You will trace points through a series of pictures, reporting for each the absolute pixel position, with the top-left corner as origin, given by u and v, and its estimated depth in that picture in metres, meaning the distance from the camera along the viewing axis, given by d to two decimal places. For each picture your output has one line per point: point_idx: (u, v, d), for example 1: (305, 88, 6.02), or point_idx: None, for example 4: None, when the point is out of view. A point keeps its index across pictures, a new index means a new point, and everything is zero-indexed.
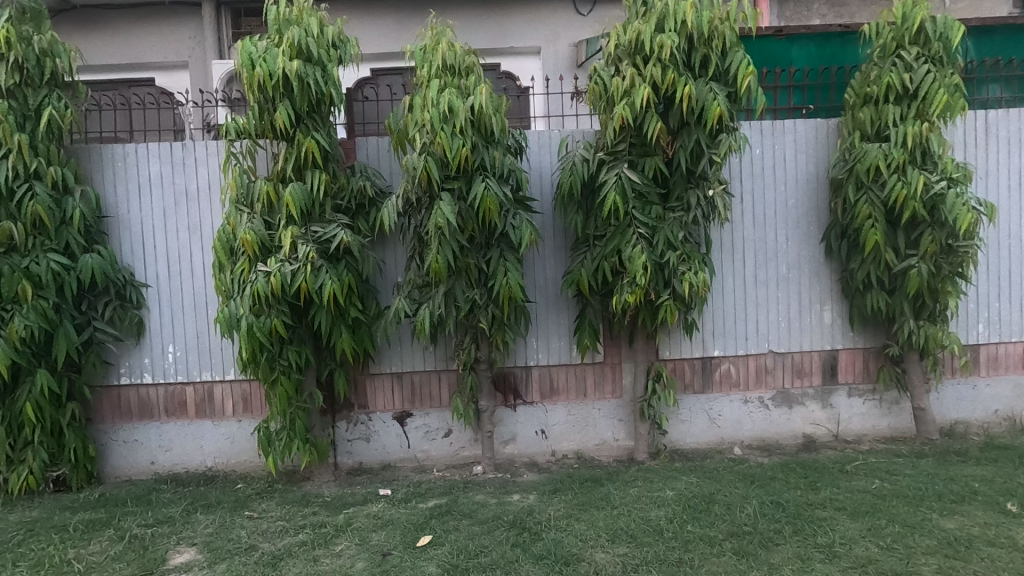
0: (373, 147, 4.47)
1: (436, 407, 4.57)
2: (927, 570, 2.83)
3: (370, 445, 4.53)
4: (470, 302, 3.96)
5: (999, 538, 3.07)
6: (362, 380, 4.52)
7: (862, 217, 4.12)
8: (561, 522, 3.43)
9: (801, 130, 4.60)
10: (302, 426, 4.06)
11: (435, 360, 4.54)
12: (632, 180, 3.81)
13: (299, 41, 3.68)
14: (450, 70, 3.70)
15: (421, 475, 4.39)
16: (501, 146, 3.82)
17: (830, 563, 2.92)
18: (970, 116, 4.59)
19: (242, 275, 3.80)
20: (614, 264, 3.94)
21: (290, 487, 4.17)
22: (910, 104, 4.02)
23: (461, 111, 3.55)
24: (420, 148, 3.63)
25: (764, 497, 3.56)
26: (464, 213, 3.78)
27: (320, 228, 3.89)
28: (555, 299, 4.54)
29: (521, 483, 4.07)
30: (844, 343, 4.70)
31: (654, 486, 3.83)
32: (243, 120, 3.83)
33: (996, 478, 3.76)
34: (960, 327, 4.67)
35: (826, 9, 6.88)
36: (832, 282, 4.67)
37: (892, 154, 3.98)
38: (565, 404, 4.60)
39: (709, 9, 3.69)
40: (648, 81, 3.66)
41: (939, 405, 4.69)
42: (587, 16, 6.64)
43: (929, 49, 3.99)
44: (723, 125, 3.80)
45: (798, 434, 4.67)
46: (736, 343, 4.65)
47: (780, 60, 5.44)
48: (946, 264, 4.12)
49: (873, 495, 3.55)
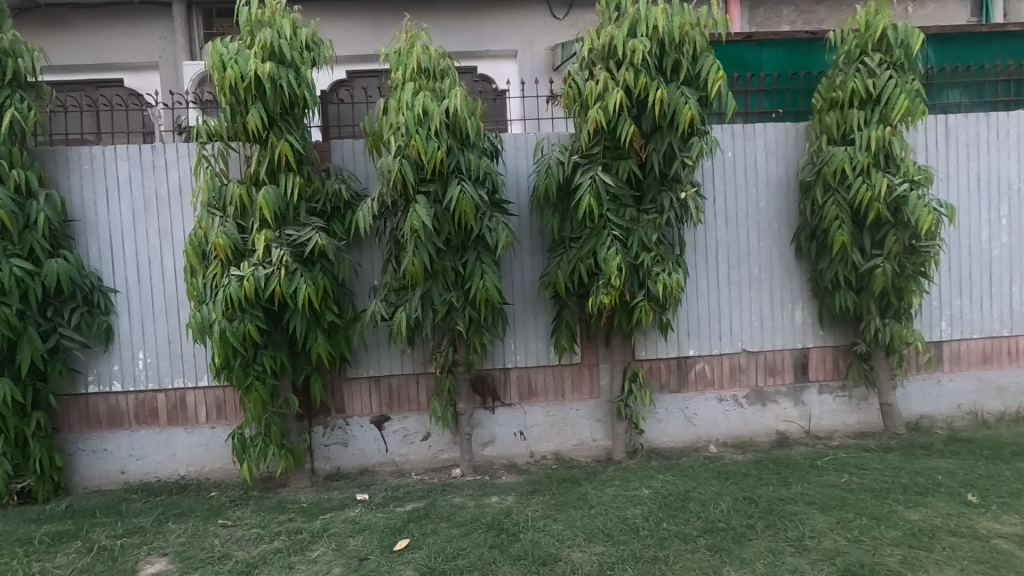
0: (348, 149, 4.45)
1: (414, 410, 4.55)
2: (893, 560, 2.91)
3: (348, 449, 4.49)
4: (447, 304, 3.96)
5: (960, 528, 3.17)
6: (340, 385, 4.50)
7: (830, 218, 4.25)
8: (539, 522, 3.45)
9: (771, 133, 4.70)
10: (278, 432, 4.01)
11: (413, 364, 4.53)
12: (607, 183, 3.86)
13: (272, 43, 3.64)
14: (424, 73, 3.70)
15: (400, 479, 4.37)
16: (477, 148, 3.83)
17: (800, 557, 2.98)
18: (931, 121, 4.75)
19: (214, 279, 3.75)
20: (590, 266, 3.98)
21: (266, 494, 4.11)
22: (873, 108, 4.14)
23: (436, 114, 3.56)
24: (395, 151, 3.63)
25: (738, 493, 3.63)
26: (440, 216, 3.78)
27: (294, 231, 3.85)
28: (533, 300, 4.57)
29: (500, 485, 4.08)
30: (814, 341, 4.82)
31: (631, 485, 3.87)
32: (215, 122, 3.79)
33: (958, 469, 3.89)
34: (924, 325, 4.82)
35: (795, 15, 7.05)
36: (802, 282, 4.79)
37: (857, 157, 4.10)
38: (543, 406, 4.62)
39: (681, 15, 3.75)
40: (622, 85, 3.70)
41: (906, 400, 4.83)
42: (562, 20, 6.71)
43: (891, 56, 4.12)
44: (695, 129, 3.87)
45: (771, 430, 4.77)
46: (710, 342, 4.73)
47: (750, 65, 5.57)
48: (910, 263, 4.23)
49: (842, 489, 3.64)
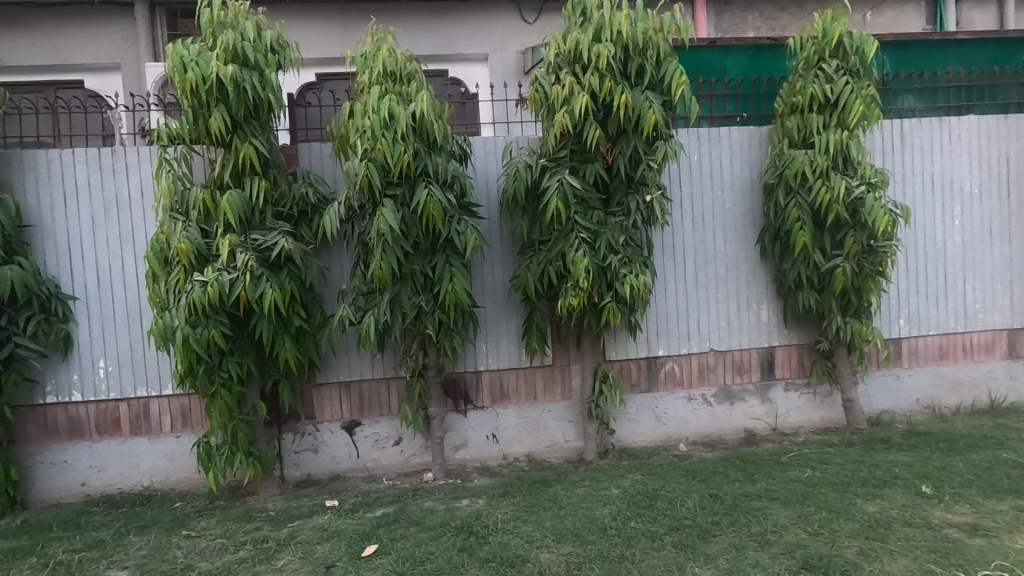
0: (316, 152, 4.42)
1: (385, 415, 4.53)
2: (850, 552, 2.99)
3: (318, 456, 4.44)
4: (415, 308, 3.95)
5: (914, 519, 3.28)
6: (310, 390, 4.44)
7: (792, 220, 4.36)
8: (508, 524, 3.46)
9: (735, 137, 4.81)
10: (245, 440, 3.94)
11: (384, 368, 4.51)
12: (574, 186, 3.90)
13: (235, 45, 3.59)
14: (390, 76, 3.69)
15: (371, 485, 4.34)
16: (444, 152, 3.83)
17: (762, 551, 3.05)
18: (887, 125, 4.91)
19: (177, 285, 3.68)
20: (559, 268, 4.01)
21: (233, 503, 4.04)
22: (832, 112, 4.26)
23: (402, 117, 3.55)
24: (362, 154, 3.61)
25: (704, 491, 3.70)
26: (408, 219, 3.76)
27: (260, 235, 3.79)
28: (503, 303, 4.58)
29: (471, 488, 4.08)
30: (780, 340, 4.93)
31: (601, 485, 3.91)
32: (176, 125, 3.73)
33: (914, 462, 4.01)
34: (884, 323, 4.97)
35: (760, 22, 7.21)
36: (767, 282, 4.90)
37: (817, 160, 4.22)
38: (516, 408, 4.64)
39: (644, 20, 3.81)
40: (587, 89, 3.75)
41: (868, 396, 4.98)
42: (533, 24, 6.76)
43: (848, 62, 4.24)
44: (659, 133, 3.92)
45: (739, 428, 4.87)
46: (679, 342, 4.80)
47: (715, 69, 5.69)
48: (868, 263, 4.36)
49: (804, 484, 3.74)
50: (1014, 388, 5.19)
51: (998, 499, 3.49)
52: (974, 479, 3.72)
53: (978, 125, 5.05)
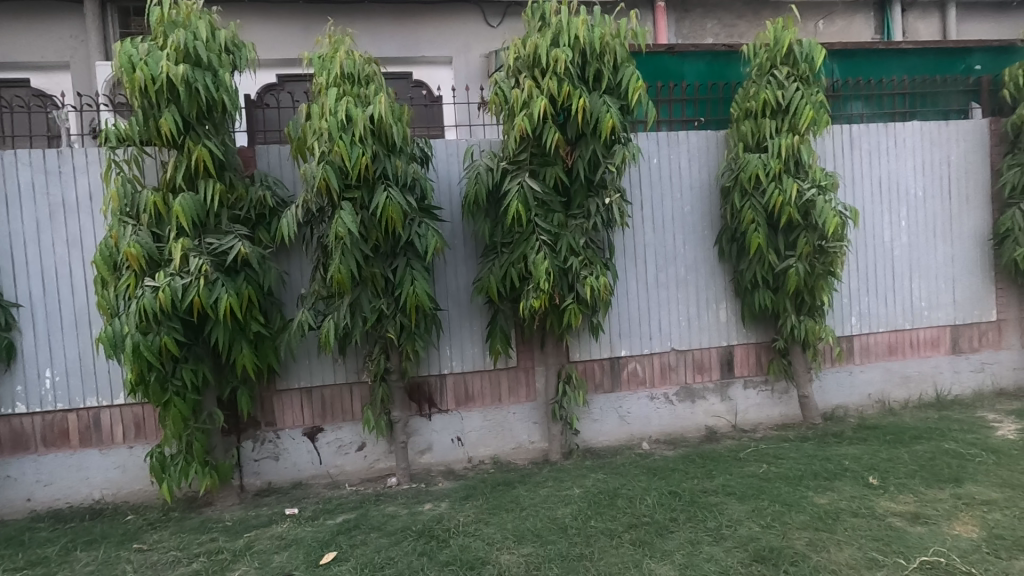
0: (274, 155, 4.36)
1: (348, 420, 4.48)
2: (799, 543, 3.09)
3: (279, 463, 4.36)
4: (377, 312, 3.91)
5: (861, 509, 3.40)
6: (270, 397, 4.36)
7: (747, 222, 4.48)
8: (470, 527, 3.46)
9: (693, 141, 4.93)
10: (200, 449, 3.84)
11: (346, 372, 4.46)
12: (534, 189, 3.92)
13: (186, 44, 3.50)
14: (348, 78, 3.67)
15: (334, 491, 4.28)
16: (404, 154, 3.81)
17: (716, 545, 3.11)
18: (836, 130, 5.10)
19: (128, 291, 3.57)
20: (521, 270, 4.02)
21: (188, 514, 3.94)
22: (783, 117, 4.40)
23: (360, 120, 3.52)
24: (319, 157, 3.58)
25: (663, 488, 3.77)
26: (367, 222, 3.73)
27: (215, 240, 3.71)
28: (467, 305, 4.58)
29: (434, 492, 4.07)
30: (738, 339, 5.06)
31: (563, 485, 3.95)
32: (125, 126, 3.63)
33: (864, 455, 4.17)
34: (837, 321, 5.15)
35: (718, 29, 7.39)
36: (725, 282, 5.02)
37: (770, 164, 4.36)
38: (480, 411, 4.64)
39: (601, 26, 3.88)
40: (545, 93, 3.79)
41: (822, 392, 5.15)
42: (496, 28, 6.80)
43: (798, 69, 4.39)
44: (617, 137, 3.99)
45: (700, 425, 4.97)
46: (642, 342, 4.88)
47: (674, 75, 5.82)
48: (820, 263, 4.50)
49: (760, 479, 3.85)
50: (958, 381, 5.44)
51: (939, 487, 3.65)
52: (917, 470, 3.89)
53: (921, 131, 5.29)
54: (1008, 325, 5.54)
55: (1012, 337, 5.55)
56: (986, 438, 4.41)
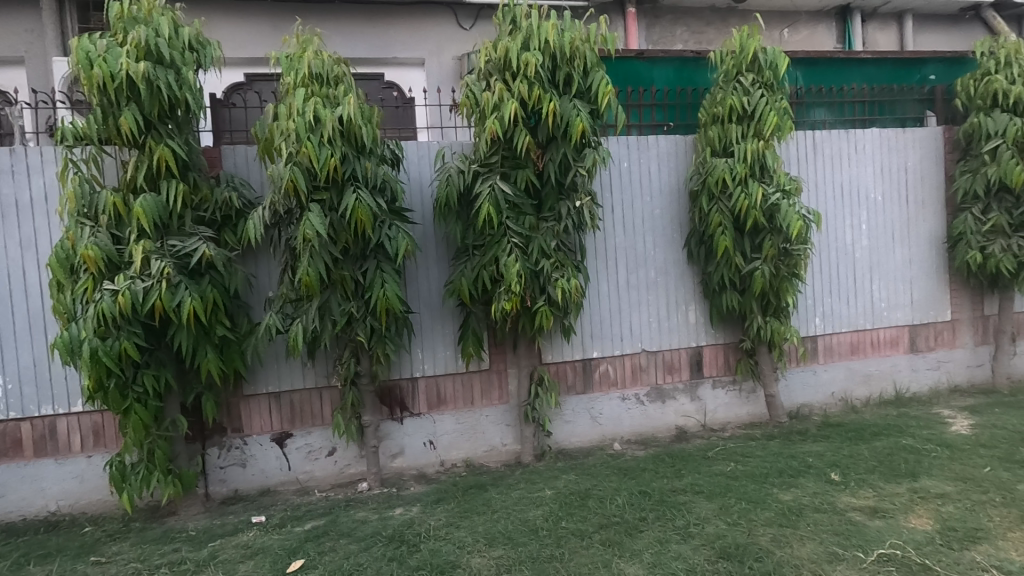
0: (241, 155, 4.28)
1: (318, 425, 4.41)
2: (764, 539, 3.16)
3: (246, 470, 4.26)
4: (346, 315, 3.86)
5: (823, 505, 3.50)
6: (236, 403, 4.26)
7: (714, 225, 4.57)
8: (441, 531, 3.44)
9: (663, 145, 5.01)
10: (163, 457, 3.73)
11: (316, 377, 4.39)
12: (505, 191, 3.93)
13: (147, 41, 3.40)
14: (317, 79, 3.62)
15: (303, 498, 4.20)
16: (374, 156, 3.78)
17: (684, 543, 3.16)
18: (800, 137, 5.24)
19: (85, 295, 3.44)
20: (492, 273, 4.02)
21: (150, 525, 3.82)
22: (749, 123, 4.51)
23: (329, 120, 3.48)
24: (286, 158, 3.52)
25: (633, 488, 3.81)
26: (336, 224, 3.69)
27: (178, 241, 3.61)
28: (439, 308, 4.57)
29: (406, 496, 4.03)
30: (707, 340, 5.15)
31: (535, 487, 3.97)
32: (83, 124, 3.51)
33: (827, 452, 4.29)
34: (801, 321, 5.29)
35: (688, 36, 7.54)
36: (694, 284, 5.11)
37: (736, 168, 4.45)
38: (453, 414, 4.62)
39: (571, 31, 3.91)
40: (516, 96, 3.80)
41: (788, 391, 5.27)
42: (469, 31, 6.80)
43: (762, 76, 4.50)
44: (587, 140, 4.02)
45: (671, 425, 5.04)
46: (613, 344, 4.93)
47: (643, 80, 5.91)
48: (784, 265, 4.62)
49: (727, 477, 3.92)
50: (916, 379, 5.64)
51: (896, 482, 3.77)
52: (877, 465, 4.02)
53: (880, 138, 5.48)
54: (961, 324, 5.77)
55: (966, 336, 5.78)
56: (941, 433, 4.58)
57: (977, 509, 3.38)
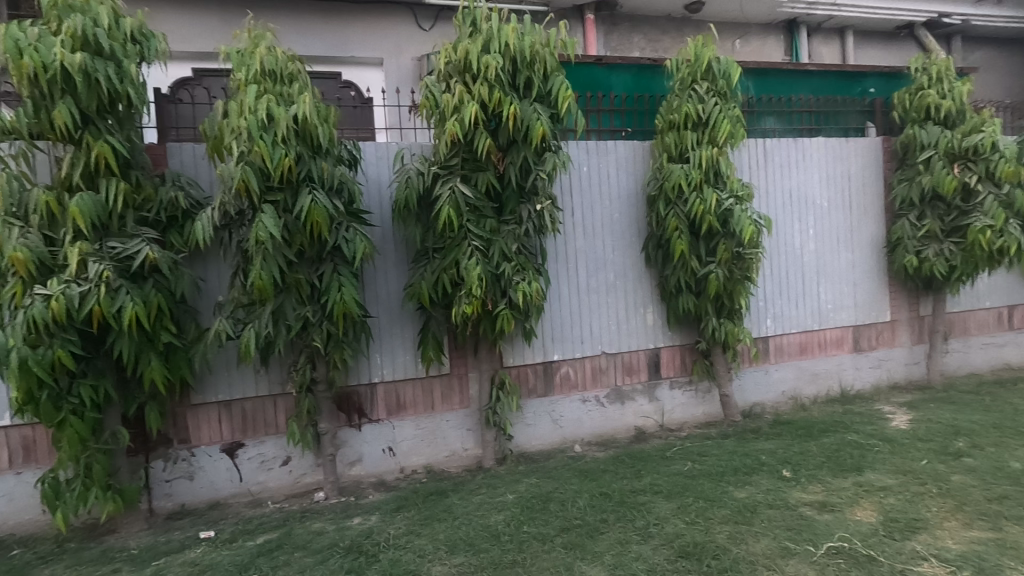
0: (188, 153, 4.10)
1: (271, 434, 4.25)
2: (721, 537, 3.23)
3: (193, 483, 4.07)
4: (301, 320, 3.74)
5: (775, 501, 3.62)
6: (183, 412, 4.06)
7: (671, 229, 4.67)
8: (401, 540, 3.36)
9: (621, 150, 5.09)
10: (102, 472, 3.51)
11: (269, 384, 4.24)
12: (465, 194, 3.90)
13: (84, 31, 3.21)
14: (269, 75, 3.50)
15: (255, 510, 4.04)
16: (331, 156, 3.68)
17: (644, 544, 3.20)
18: (751, 144, 5.42)
19: (14, 300, 3.20)
20: (453, 276, 3.97)
21: (87, 545, 3.59)
22: (703, 130, 4.63)
23: (282, 119, 3.37)
24: (237, 157, 3.39)
25: (594, 490, 3.84)
26: (290, 226, 3.57)
27: (118, 243, 3.41)
28: (398, 312, 4.49)
29: (364, 505, 3.93)
30: (664, 342, 5.26)
31: (497, 491, 3.94)
32: (12, 117, 3.27)
33: (778, 449, 4.44)
34: (754, 323, 5.46)
35: (644, 43, 7.68)
36: (652, 287, 5.21)
37: (691, 174, 4.57)
38: (413, 419, 4.54)
39: (531, 34, 3.92)
40: (476, 98, 3.78)
41: (741, 391, 5.44)
42: (429, 32, 6.75)
43: (716, 85, 4.64)
44: (548, 144, 4.04)
45: (630, 426, 5.11)
46: (573, 346, 4.96)
47: (602, 86, 6.00)
48: (738, 269, 4.75)
49: (685, 476, 4.00)
50: (859, 377, 5.92)
51: (843, 476, 3.94)
52: (824, 461, 4.18)
53: (825, 146, 5.73)
54: (900, 324, 6.09)
55: (904, 335, 6.10)
56: (883, 428, 4.82)
57: (916, 501, 3.56)
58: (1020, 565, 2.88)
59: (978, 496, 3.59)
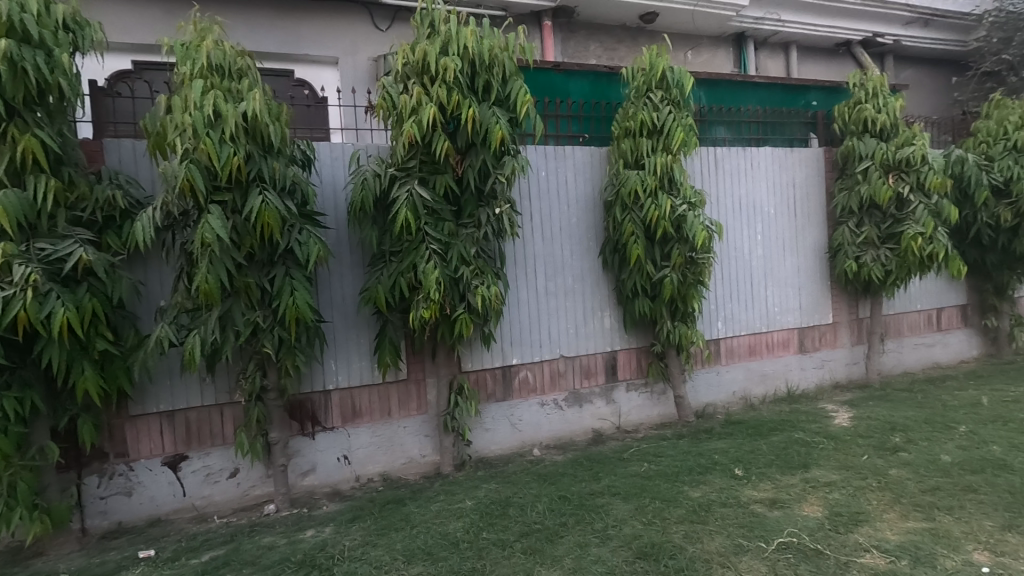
0: (127, 149, 3.88)
1: (218, 445, 4.06)
2: (677, 536, 3.29)
3: (132, 500, 3.84)
4: (251, 325, 3.58)
5: (728, 499, 3.72)
6: (121, 425, 3.83)
7: (627, 234, 4.75)
8: (356, 551, 3.27)
9: (579, 156, 5.14)
10: (28, 491, 3.23)
11: (216, 393, 4.05)
12: (423, 197, 3.84)
13: (9, 16, 2.97)
14: (217, 71, 3.36)
15: (200, 526, 3.85)
16: (283, 156, 3.55)
17: (603, 546, 3.22)
18: (703, 152, 5.59)
19: None
20: (410, 280, 3.90)
21: (10, 570, 3.31)
22: (658, 137, 4.74)
23: (231, 116, 3.22)
24: (182, 155, 3.23)
25: (554, 494, 3.85)
26: (239, 228, 3.42)
27: (48, 245, 3.18)
28: (354, 317, 4.38)
29: (317, 517, 3.80)
30: (621, 344, 5.34)
31: (455, 498, 3.89)
32: None
33: (731, 448, 4.57)
34: (706, 326, 5.62)
35: (600, 51, 7.81)
36: (609, 291, 5.28)
37: (647, 181, 4.66)
38: (369, 426, 4.43)
39: (490, 38, 3.91)
40: (435, 100, 3.74)
41: (695, 392, 5.58)
42: (386, 33, 6.65)
43: (670, 94, 4.75)
44: (506, 148, 4.03)
45: (588, 429, 5.16)
46: (532, 350, 4.96)
47: (560, 91, 6.07)
48: (691, 273, 4.86)
49: (642, 478, 4.06)
50: (804, 376, 6.18)
51: (790, 473, 4.09)
52: (773, 459, 4.33)
53: (772, 156, 5.97)
54: (841, 326, 6.39)
55: (844, 337, 6.41)
56: (827, 426, 5.04)
57: (858, 495, 3.73)
58: (952, 552, 3.05)
59: (913, 488, 3.80)
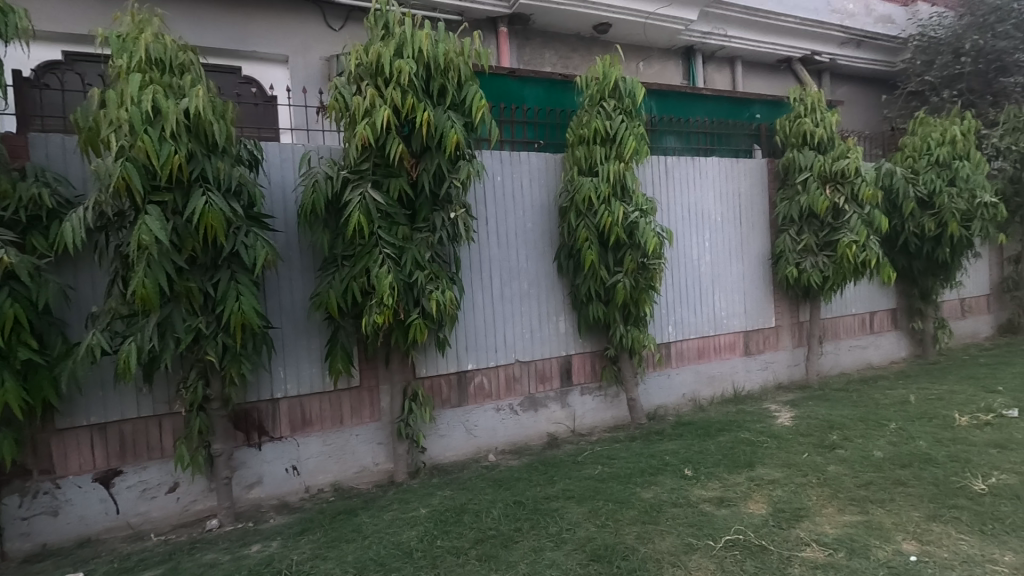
0: (55, 146, 3.64)
1: (156, 459, 3.85)
2: (629, 538, 3.34)
3: (59, 519, 3.58)
4: (192, 332, 3.42)
5: (678, 499, 3.81)
6: (46, 439, 3.57)
7: (581, 240, 4.83)
8: (305, 565, 3.16)
9: (534, 161, 5.18)
10: None
11: (153, 403, 3.84)
12: (376, 200, 3.78)
13: None
14: (157, 65, 3.20)
15: (136, 545, 3.63)
16: (228, 156, 3.42)
17: (557, 550, 3.23)
18: (655, 161, 5.74)
19: None
20: (363, 284, 3.82)
21: None
22: (611, 145, 4.83)
23: (171, 113, 3.07)
24: (117, 153, 3.05)
25: (509, 499, 3.85)
26: (180, 230, 3.26)
27: None
28: (303, 323, 4.25)
29: (263, 531, 3.66)
30: (575, 349, 5.40)
31: (409, 506, 3.82)
32: None
33: (681, 449, 4.69)
34: (657, 329, 5.76)
35: (556, 59, 7.92)
36: (563, 295, 5.34)
37: (600, 188, 4.75)
38: (319, 436, 4.30)
39: (445, 42, 3.89)
40: (389, 103, 3.69)
41: (646, 394, 5.71)
42: (338, 32, 6.51)
43: (623, 104, 4.85)
44: (462, 153, 4.02)
45: (543, 433, 5.19)
46: (487, 355, 4.95)
47: (516, 97, 6.10)
48: (643, 278, 4.96)
49: (596, 480, 4.11)
50: (749, 378, 6.42)
51: (737, 472, 4.23)
52: (720, 458, 4.47)
53: (719, 166, 6.20)
54: (783, 329, 6.69)
55: (786, 340, 6.71)
56: (771, 425, 5.25)
57: (799, 491, 3.90)
58: (884, 543, 3.23)
59: (849, 483, 4.00)
